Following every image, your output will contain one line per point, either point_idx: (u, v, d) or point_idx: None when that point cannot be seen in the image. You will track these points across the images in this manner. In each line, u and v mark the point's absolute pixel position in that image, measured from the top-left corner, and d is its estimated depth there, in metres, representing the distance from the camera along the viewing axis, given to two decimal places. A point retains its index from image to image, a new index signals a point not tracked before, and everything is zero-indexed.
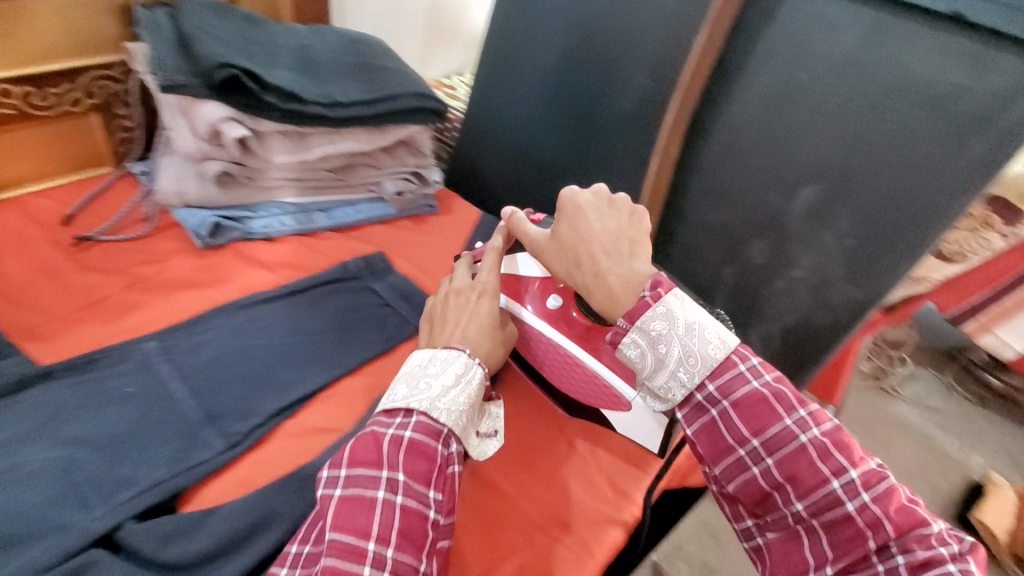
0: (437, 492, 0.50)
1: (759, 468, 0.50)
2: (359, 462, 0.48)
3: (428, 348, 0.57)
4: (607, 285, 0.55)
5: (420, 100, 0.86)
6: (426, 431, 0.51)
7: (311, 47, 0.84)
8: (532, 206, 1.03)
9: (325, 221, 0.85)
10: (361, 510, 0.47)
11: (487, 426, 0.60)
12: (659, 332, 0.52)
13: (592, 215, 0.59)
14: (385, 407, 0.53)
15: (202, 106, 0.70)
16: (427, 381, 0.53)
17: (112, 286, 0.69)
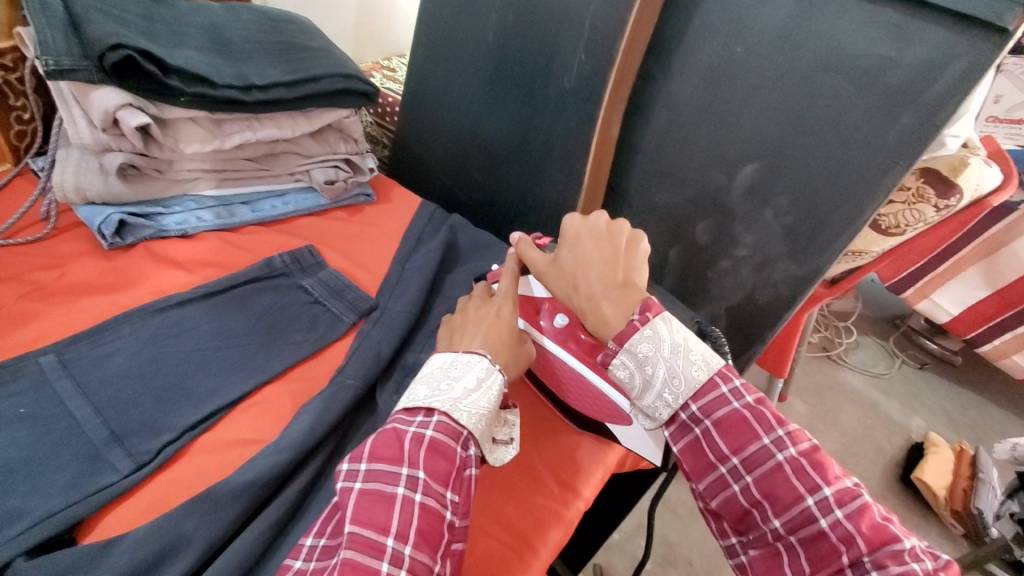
0: (455, 494, 0.46)
1: (739, 486, 0.49)
2: (380, 456, 0.45)
3: (451, 353, 0.53)
4: (602, 308, 0.53)
5: (348, 81, 0.77)
6: (448, 431, 0.47)
7: (225, 27, 0.75)
8: (477, 188, 0.96)
9: (249, 215, 0.75)
10: (379, 506, 0.43)
11: (504, 433, 0.54)
12: (647, 354, 0.50)
13: (594, 239, 0.56)
14: (405, 405, 0.49)
15: (97, 91, 0.61)
16: (449, 382, 0.50)
17: (5, 295, 0.60)
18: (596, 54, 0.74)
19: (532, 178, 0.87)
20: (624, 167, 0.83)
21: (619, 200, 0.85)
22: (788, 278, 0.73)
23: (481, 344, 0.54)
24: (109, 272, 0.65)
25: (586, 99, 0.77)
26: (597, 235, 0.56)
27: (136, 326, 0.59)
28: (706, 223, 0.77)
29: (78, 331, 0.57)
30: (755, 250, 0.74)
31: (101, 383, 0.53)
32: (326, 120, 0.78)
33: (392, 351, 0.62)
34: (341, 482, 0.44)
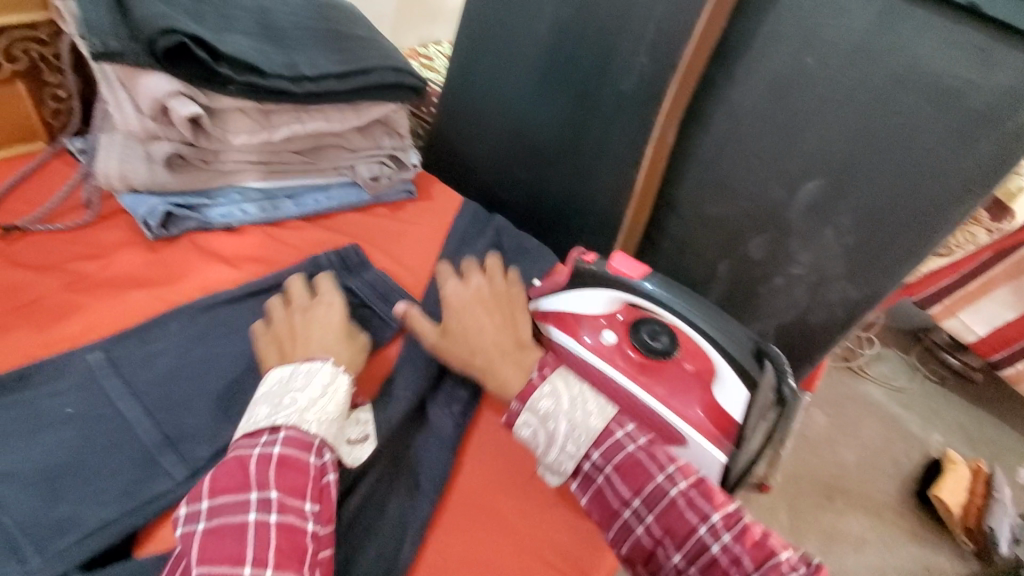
0: (315, 503, 0.44)
1: (641, 529, 0.46)
2: (224, 488, 0.42)
3: (285, 365, 0.51)
4: (503, 373, 0.55)
5: (398, 75, 0.74)
6: (296, 444, 0.45)
7: (272, 12, 0.71)
8: (519, 189, 0.94)
9: (294, 210, 0.73)
10: (232, 538, 0.40)
11: (358, 432, 0.51)
12: (547, 408, 0.50)
13: (475, 306, 0.60)
14: (245, 429, 0.46)
15: (145, 78, 0.58)
16: (291, 395, 0.48)
17: (49, 284, 0.58)
18: (659, 57, 0.71)
19: (580, 182, 0.85)
20: (676, 174, 0.80)
21: (668, 208, 0.83)
22: (844, 301, 0.71)
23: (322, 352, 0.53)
24: (153, 264, 0.63)
25: (644, 104, 0.74)
26: (479, 301, 0.60)
27: (182, 323, 0.57)
28: (761, 238, 0.74)
29: (126, 328, 0.56)
30: (812, 270, 0.71)
31: (150, 383, 0.51)
32: (374, 115, 0.75)
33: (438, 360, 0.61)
34: (182, 528, 0.41)
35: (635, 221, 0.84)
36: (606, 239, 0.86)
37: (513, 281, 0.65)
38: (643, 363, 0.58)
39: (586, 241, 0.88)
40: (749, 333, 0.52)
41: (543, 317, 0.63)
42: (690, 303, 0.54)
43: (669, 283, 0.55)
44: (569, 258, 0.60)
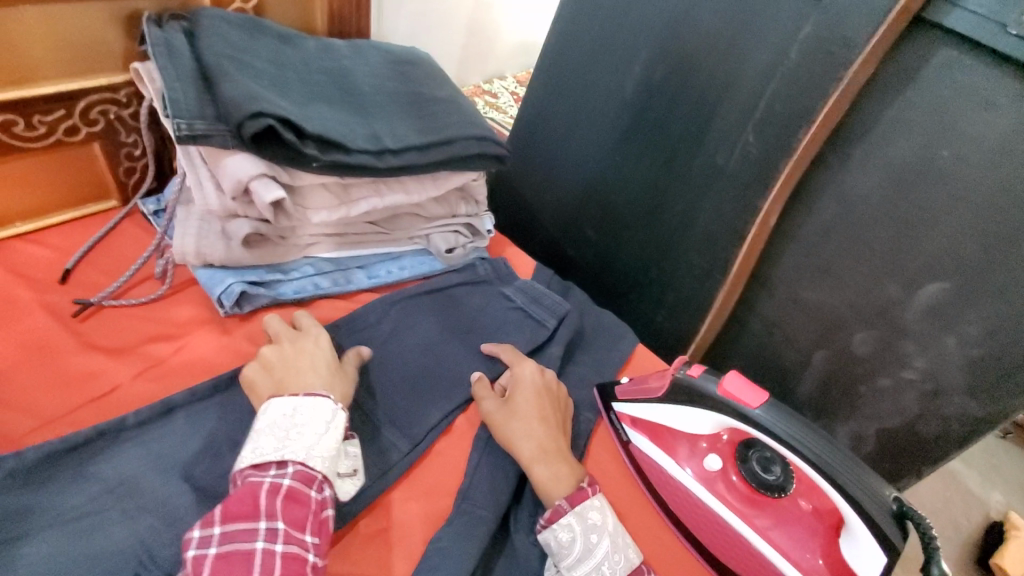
0: (316, 536, 0.44)
1: None
2: (234, 514, 0.42)
3: (286, 397, 0.49)
4: (552, 469, 0.52)
5: (481, 144, 0.70)
6: (303, 478, 0.45)
7: (352, 74, 0.69)
8: (589, 251, 0.88)
9: (366, 281, 0.70)
10: (238, 565, 0.41)
11: (348, 465, 0.50)
12: (596, 521, 0.49)
13: (538, 396, 0.58)
14: (250, 460, 0.45)
15: (230, 158, 0.56)
16: (297, 431, 0.47)
17: (121, 372, 0.56)
18: (767, 137, 0.65)
19: (662, 253, 0.79)
20: (773, 255, 0.73)
21: (758, 287, 0.77)
22: (961, 413, 0.65)
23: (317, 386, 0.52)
24: (225, 347, 0.61)
25: (745, 185, 0.68)
26: (541, 390, 0.58)
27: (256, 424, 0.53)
28: (867, 334, 0.68)
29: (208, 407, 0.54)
30: (926, 376, 0.65)
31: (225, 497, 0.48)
32: (452, 183, 0.71)
33: (518, 473, 0.56)
34: (193, 551, 0.40)
35: (725, 301, 0.76)
36: (689, 316, 0.80)
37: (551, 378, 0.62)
38: (750, 494, 0.55)
39: (666, 314, 0.83)
40: (887, 486, 0.47)
41: (630, 421, 0.59)
42: (821, 446, 0.48)
43: (789, 414, 0.50)
44: (672, 364, 0.56)
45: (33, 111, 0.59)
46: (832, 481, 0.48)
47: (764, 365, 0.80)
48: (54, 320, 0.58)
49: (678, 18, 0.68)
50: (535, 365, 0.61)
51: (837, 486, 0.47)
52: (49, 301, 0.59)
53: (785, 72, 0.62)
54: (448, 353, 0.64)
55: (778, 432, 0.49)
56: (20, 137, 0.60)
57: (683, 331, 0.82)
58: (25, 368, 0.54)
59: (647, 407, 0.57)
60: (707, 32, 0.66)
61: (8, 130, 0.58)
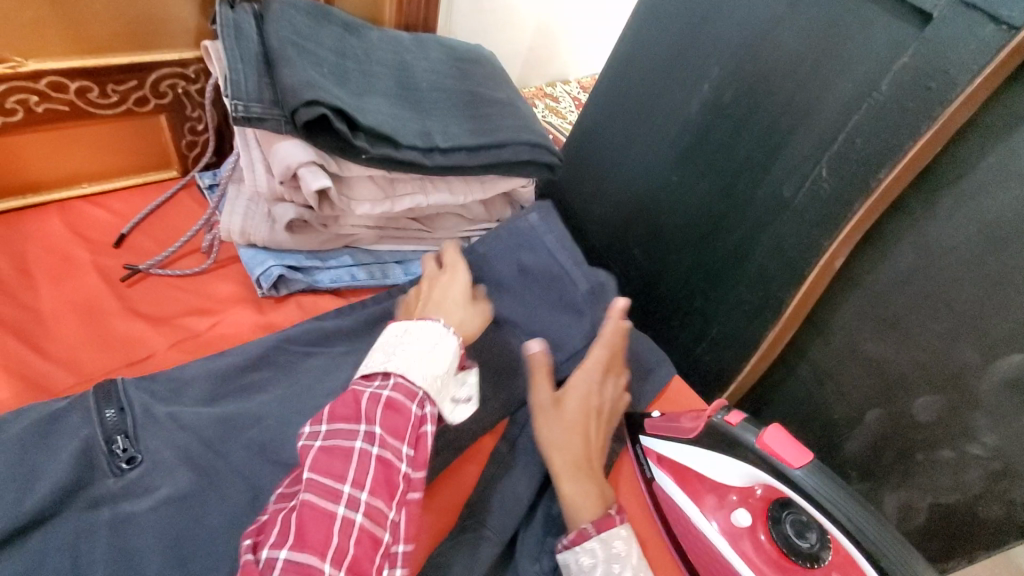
0: (412, 448, 0.44)
1: None
2: (339, 414, 0.43)
3: (399, 322, 0.51)
4: (581, 491, 0.51)
5: (534, 150, 0.67)
6: (404, 392, 0.45)
7: (413, 69, 0.68)
8: (635, 269, 0.85)
9: (402, 277, 0.69)
10: (337, 458, 0.42)
11: (463, 392, 0.51)
12: (619, 551, 0.48)
13: (588, 411, 0.55)
14: (363, 372, 0.47)
15: (282, 144, 0.56)
16: (404, 347, 0.48)
17: (159, 340, 0.57)
18: (844, 174, 0.60)
19: (712, 282, 0.75)
20: (835, 298, 0.68)
21: (814, 331, 0.71)
22: None
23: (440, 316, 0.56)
24: (260, 326, 0.61)
25: (812, 224, 0.63)
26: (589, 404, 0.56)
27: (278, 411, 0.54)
28: (932, 399, 0.62)
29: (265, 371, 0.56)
30: (994, 454, 0.59)
31: (231, 481, 0.48)
32: (500, 188, 0.69)
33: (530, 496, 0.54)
34: (303, 441, 0.43)
35: (774, 342, 0.71)
36: (733, 351, 0.75)
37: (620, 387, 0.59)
38: (780, 559, 0.50)
39: (709, 345, 0.78)
40: None
41: (656, 459, 0.56)
42: (864, 521, 0.44)
43: (833, 481, 0.46)
44: (709, 407, 0.53)
45: (108, 80, 0.62)
46: (873, 563, 0.43)
47: (810, 416, 0.74)
48: (103, 282, 0.60)
49: (759, 37, 0.64)
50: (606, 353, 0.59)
51: (879, 570, 0.43)
52: (103, 263, 0.62)
53: (871, 105, 0.57)
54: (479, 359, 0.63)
55: (819, 498, 0.45)
56: (93, 104, 0.62)
57: (725, 366, 0.77)
58: (71, 326, 0.56)
59: (674, 447, 0.54)
60: (789, 55, 0.62)
61: (83, 97, 0.61)
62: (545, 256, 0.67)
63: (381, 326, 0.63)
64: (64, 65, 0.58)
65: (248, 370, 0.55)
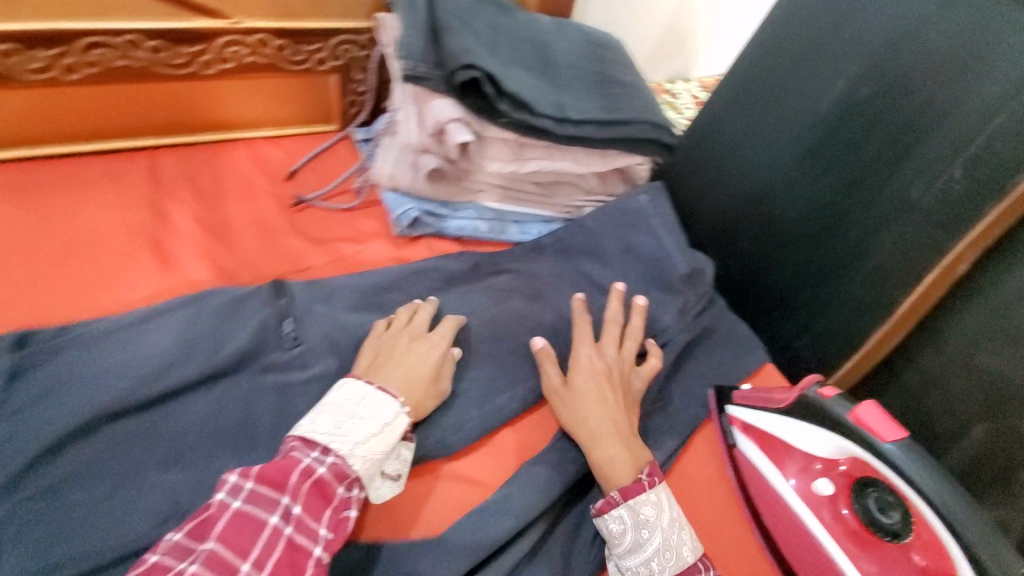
0: (330, 532, 0.44)
1: None
2: (267, 478, 0.44)
3: (360, 384, 0.52)
4: (611, 453, 0.54)
5: (655, 130, 0.73)
6: (336, 474, 0.46)
7: (552, 48, 0.75)
8: (737, 262, 0.86)
9: (518, 236, 0.77)
10: (247, 529, 0.42)
11: (394, 467, 0.51)
12: (647, 517, 0.50)
13: (600, 379, 0.59)
14: (302, 432, 0.47)
15: (436, 101, 0.65)
16: (353, 422, 0.48)
17: (316, 258, 0.67)
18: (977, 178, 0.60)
19: (817, 278, 0.75)
20: (953, 307, 0.67)
21: (924, 338, 0.70)
22: None
23: (392, 384, 0.53)
24: (395, 259, 0.70)
25: (937, 223, 0.64)
26: (599, 373, 0.60)
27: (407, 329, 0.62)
28: None
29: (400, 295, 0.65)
30: None
31: None
32: (619, 164, 0.74)
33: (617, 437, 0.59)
34: (222, 495, 0.43)
35: (881, 342, 0.72)
36: (832, 349, 0.76)
37: (629, 355, 0.63)
38: (858, 531, 0.51)
39: (807, 341, 0.79)
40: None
41: (741, 427, 0.59)
42: (952, 501, 0.44)
43: (924, 460, 0.46)
44: (802, 382, 0.55)
45: (301, 41, 0.74)
46: (960, 543, 0.43)
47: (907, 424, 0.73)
48: (278, 206, 0.72)
49: (901, 37, 0.64)
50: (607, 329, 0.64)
51: (964, 550, 0.42)
52: (277, 192, 0.74)
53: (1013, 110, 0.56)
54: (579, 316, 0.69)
55: (905, 473, 0.46)
56: (285, 60, 0.75)
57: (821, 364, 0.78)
58: (252, 237, 0.67)
59: (763, 416, 0.57)
60: (930, 56, 0.62)
61: (279, 53, 0.74)
62: (652, 231, 0.72)
63: (496, 275, 0.71)
64: (273, 24, 0.71)
65: (385, 291, 0.65)
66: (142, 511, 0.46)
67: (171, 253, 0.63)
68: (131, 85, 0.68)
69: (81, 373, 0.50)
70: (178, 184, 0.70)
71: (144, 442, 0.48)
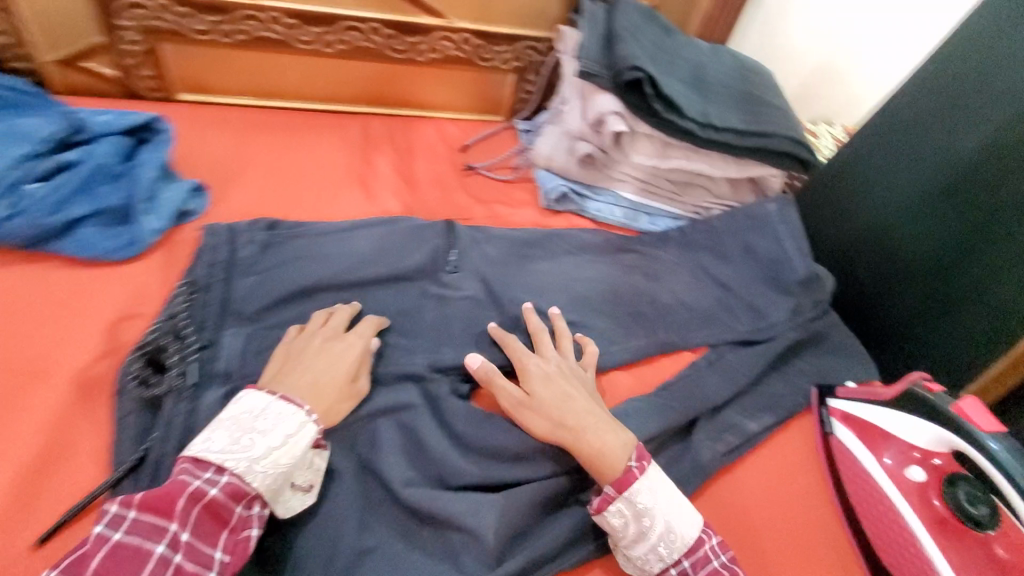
0: (227, 553, 0.42)
1: (720, 561, 0.50)
2: (150, 506, 0.41)
3: (260, 394, 0.49)
4: (600, 442, 0.53)
5: (795, 146, 0.80)
6: (231, 493, 0.43)
7: (706, 67, 0.85)
8: (850, 294, 0.86)
9: (647, 227, 0.85)
10: (125, 562, 0.39)
11: (306, 478, 0.48)
12: (645, 505, 0.51)
13: (561, 379, 0.58)
14: (193, 453, 0.44)
15: (600, 96, 0.77)
16: (251, 436, 0.46)
17: (477, 212, 0.81)
18: None
19: (939, 312, 0.76)
20: None
21: None
22: None
23: (297, 392, 0.50)
24: (539, 224, 0.82)
25: None
26: (556, 374, 0.59)
27: (544, 276, 0.73)
28: None
29: (541, 248, 0.76)
30: None
31: (508, 302, 0.68)
32: (753, 172, 0.82)
33: (716, 399, 0.65)
34: (101, 527, 0.40)
35: (1000, 375, 0.75)
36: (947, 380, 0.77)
37: (567, 354, 0.63)
38: (944, 517, 0.53)
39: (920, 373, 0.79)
40: None
41: (840, 417, 0.64)
42: None
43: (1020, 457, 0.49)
44: (909, 378, 0.59)
45: (493, 43, 0.91)
46: None
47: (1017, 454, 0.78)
48: (451, 169, 0.87)
49: None
50: (541, 334, 0.64)
51: None
52: (452, 158, 0.90)
53: None
54: (693, 297, 0.76)
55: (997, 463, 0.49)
56: (478, 58, 0.92)
57: None
58: (430, 187, 0.83)
59: (865, 406, 0.61)
60: None
61: (475, 51, 0.91)
62: (776, 235, 0.78)
63: (624, 252, 0.80)
64: (475, 26, 0.88)
65: (529, 245, 0.76)
66: None
67: (373, 188, 0.80)
68: (364, 62, 0.88)
69: (307, 254, 0.66)
70: (381, 141, 0.88)
71: (340, 312, 0.63)
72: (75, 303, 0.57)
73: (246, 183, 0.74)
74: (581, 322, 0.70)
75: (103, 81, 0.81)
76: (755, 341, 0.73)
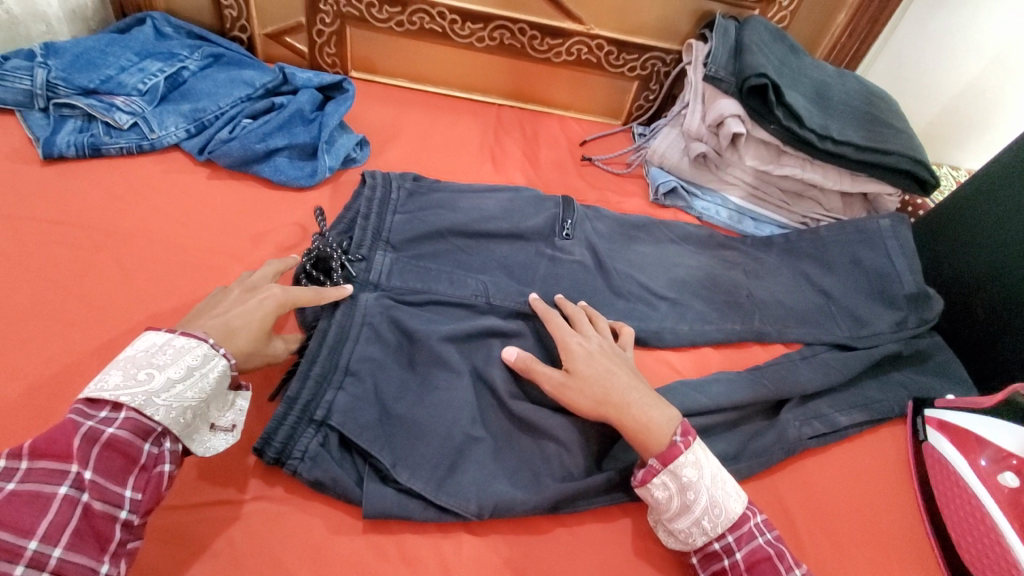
0: (138, 491, 0.41)
1: (763, 539, 0.50)
2: (45, 450, 0.39)
3: (159, 333, 0.46)
4: (648, 417, 0.53)
5: (914, 166, 0.81)
6: (134, 429, 0.41)
7: (830, 86, 0.88)
8: (961, 330, 0.83)
9: (752, 230, 0.88)
10: (28, 507, 0.36)
11: (228, 419, 0.48)
12: (690, 479, 0.51)
13: (602, 357, 0.58)
14: (84, 394, 0.41)
15: (723, 100, 0.83)
16: (149, 370, 0.43)
17: (590, 196, 0.89)
18: None
19: None
20: None
21: None
22: None
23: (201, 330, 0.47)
24: (646, 213, 0.88)
25: None
26: (594, 353, 0.58)
27: (648, 256, 0.79)
28: None
29: (646, 233, 0.82)
30: None
31: (612, 271, 0.74)
32: (867, 187, 0.84)
33: (803, 386, 0.67)
34: None
35: None
36: None
37: (605, 334, 0.63)
38: None
39: None
40: None
41: (936, 426, 0.64)
42: None
43: None
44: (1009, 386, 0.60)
45: (625, 51, 0.99)
46: None
47: None
48: (570, 157, 0.96)
49: None
50: (578, 315, 0.63)
51: None
52: (572, 149, 0.98)
53: None
54: (790, 296, 0.78)
55: None
56: (608, 64, 1.01)
57: None
58: (550, 169, 0.92)
59: (960, 412, 0.62)
60: None
61: (606, 57, 1.00)
62: (886, 249, 0.79)
63: (727, 248, 0.83)
64: (611, 35, 0.97)
65: (636, 228, 0.82)
66: (466, 285, 0.66)
67: (501, 163, 0.90)
68: (506, 58, 0.99)
69: (443, 204, 0.73)
70: (512, 127, 0.99)
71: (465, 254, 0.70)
72: (264, 215, 0.71)
73: (398, 145, 0.87)
74: (677, 300, 0.75)
75: (297, 55, 0.98)
76: (853, 347, 0.74)
